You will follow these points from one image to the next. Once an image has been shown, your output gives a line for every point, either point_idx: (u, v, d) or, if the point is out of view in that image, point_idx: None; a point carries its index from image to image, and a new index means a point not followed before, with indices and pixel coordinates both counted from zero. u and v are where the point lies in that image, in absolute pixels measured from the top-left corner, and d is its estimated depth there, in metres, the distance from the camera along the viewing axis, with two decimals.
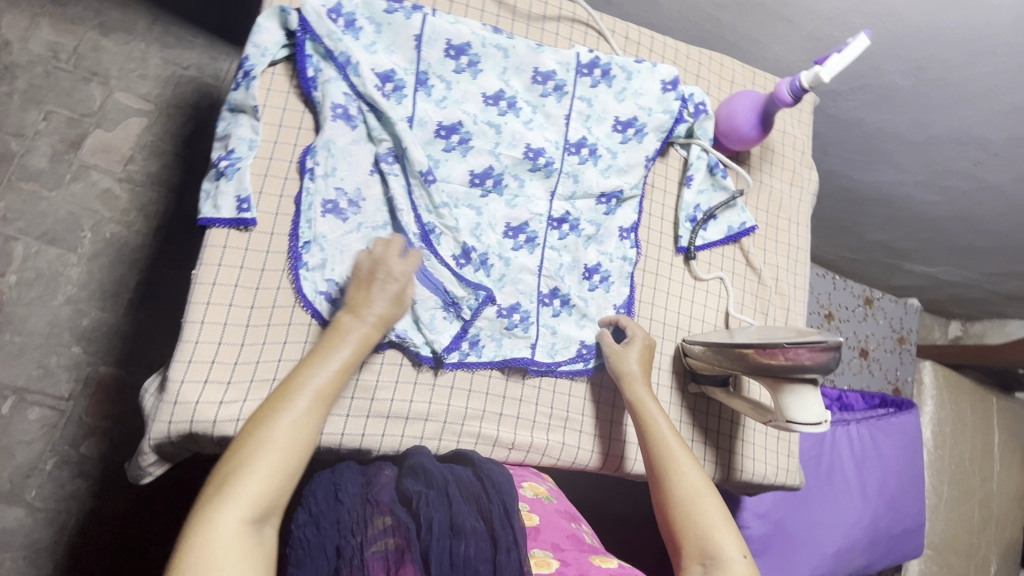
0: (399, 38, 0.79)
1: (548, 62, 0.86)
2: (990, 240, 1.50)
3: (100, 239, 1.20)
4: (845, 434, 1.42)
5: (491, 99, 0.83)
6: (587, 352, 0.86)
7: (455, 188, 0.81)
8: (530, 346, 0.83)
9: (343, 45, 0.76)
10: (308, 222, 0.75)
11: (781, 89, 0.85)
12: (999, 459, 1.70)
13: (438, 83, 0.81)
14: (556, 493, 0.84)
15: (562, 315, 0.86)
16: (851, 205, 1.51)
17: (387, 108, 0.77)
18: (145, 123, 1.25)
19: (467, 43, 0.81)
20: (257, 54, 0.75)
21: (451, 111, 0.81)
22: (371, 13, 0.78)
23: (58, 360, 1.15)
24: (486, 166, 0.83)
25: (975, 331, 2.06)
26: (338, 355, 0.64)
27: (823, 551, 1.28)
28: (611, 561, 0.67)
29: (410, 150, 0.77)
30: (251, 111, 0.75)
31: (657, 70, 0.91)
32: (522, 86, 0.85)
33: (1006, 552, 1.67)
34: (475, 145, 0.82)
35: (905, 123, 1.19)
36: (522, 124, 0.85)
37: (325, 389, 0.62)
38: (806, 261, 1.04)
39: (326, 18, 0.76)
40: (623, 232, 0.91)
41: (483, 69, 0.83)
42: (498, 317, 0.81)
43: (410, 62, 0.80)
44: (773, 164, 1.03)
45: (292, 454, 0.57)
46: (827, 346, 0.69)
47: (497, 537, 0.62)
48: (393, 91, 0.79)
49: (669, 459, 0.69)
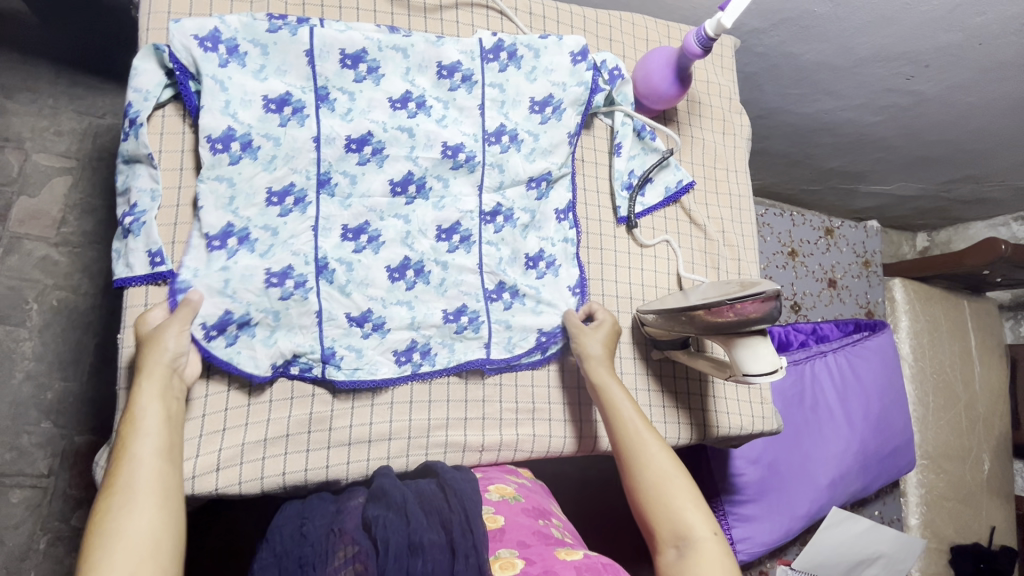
0: (289, 57, 0.75)
1: (450, 53, 0.82)
2: (938, 148, 1.50)
3: (48, 308, 1.15)
4: (823, 366, 1.43)
5: (398, 103, 0.80)
6: (546, 340, 0.84)
7: (377, 202, 0.79)
8: (484, 345, 0.82)
9: (227, 79, 0.72)
10: (191, 271, 0.70)
11: (689, 41, 0.84)
12: (977, 358, 1.74)
13: (340, 95, 0.78)
14: (525, 490, 0.80)
15: (515, 306, 0.85)
16: (798, 139, 1.51)
17: (201, 163, 0.72)
18: (70, 180, 1.20)
19: (363, 49, 0.78)
20: (139, 100, 0.72)
21: (358, 123, 0.78)
22: (253, 35, 0.73)
23: (30, 439, 1.12)
24: (405, 172, 0.80)
25: (941, 240, 2.09)
26: (143, 429, 0.60)
27: (817, 483, 1.31)
28: (576, 552, 0.64)
29: (205, 210, 0.72)
30: (146, 159, 0.72)
31: (564, 41, 0.87)
32: (429, 83, 0.82)
33: (998, 449, 1.72)
34: (390, 153, 0.79)
35: (832, 50, 1.18)
36: (435, 122, 0.82)
37: (136, 472, 0.57)
38: (749, 209, 1.04)
39: (199, 49, 0.71)
40: (559, 214, 0.89)
41: (386, 73, 0.80)
42: (445, 323, 0.81)
43: (305, 79, 0.76)
44: (701, 117, 1.02)
45: (137, 548, 0.52)
46: (767, 296, 0.70)
47: (456, 545, 0.59)
48: (227, 154, 0.72)
49: (638, 444, 0.72)
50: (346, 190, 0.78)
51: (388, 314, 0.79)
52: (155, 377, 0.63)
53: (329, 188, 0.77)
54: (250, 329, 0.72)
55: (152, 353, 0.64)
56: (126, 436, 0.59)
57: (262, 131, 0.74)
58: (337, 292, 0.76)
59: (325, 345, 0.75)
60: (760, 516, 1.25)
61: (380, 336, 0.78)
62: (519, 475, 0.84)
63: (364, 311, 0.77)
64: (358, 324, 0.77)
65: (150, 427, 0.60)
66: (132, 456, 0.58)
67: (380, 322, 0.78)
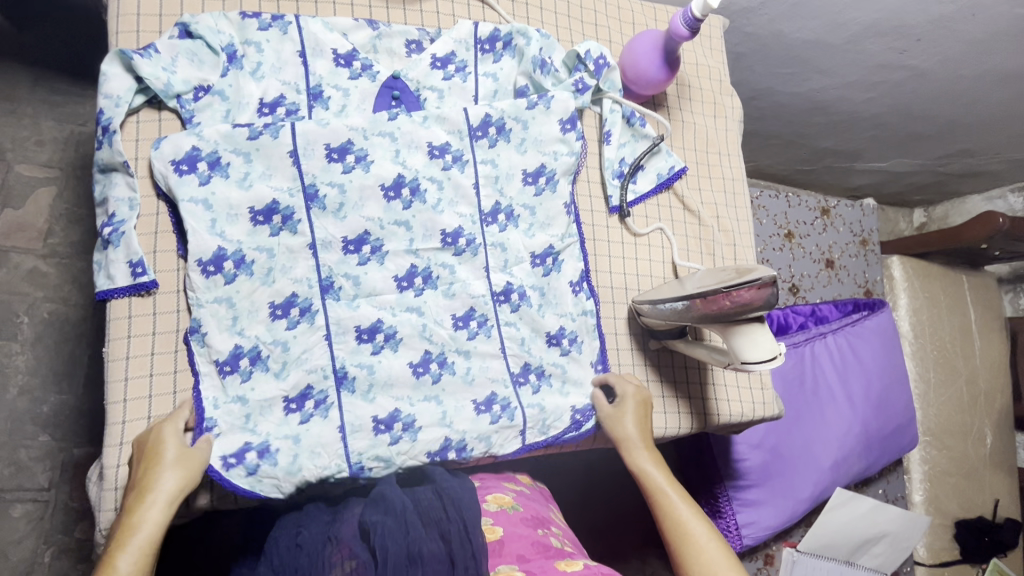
0: (273, 160, 0.72)
1: (438, 134, 0.80)
2: (933, 123, 1.48)
3: (38, 321, 1.13)
4: (823, 347, 1.42)
5: (391, 189, 0.76)
6: (581, 417, 0.81)
7: (386, 299, 0.76)
8: (519, 434, 0.79)
9: (211, 195, 0.70)
10: (209, 401, 0.68)
11: (675, 23, 0.81)
12: (978, 334, 1.73)
13: (330, 190, 0.74)
14: (524, 499, 0.81)
15: (543, 388, 0.82)
16: (792, 119, 1.49)
17: (195, 289, 0.69)
18: (54, 191, 1.17)
19: (348, 141, 0.75)
20: (110, 106, 0.69)
21: (352, 221, 0.75)
22: (234, 144, 0.71)
23: (28, 453, 1.10)
24: (408, 266, 0.77)
25: (938, 215, 2.07)
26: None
27: (820, 465, 1.31)
28: (576, 563, 0.66)
29: (208, 334, 0.69)
30: (121, 167, 0.70)
31: (551, 109, 0.84)
32: (421, 163, 0.79)
33: (1000, 423, 1.72)
34: (389, 249, 0.76)
35: (824, 26, 1.15)
36: (431, 208, 0.78)
37: None
38: (743, 193, 1.03)
39: (176, 174, 0.69)
40: (575, 286, 0.86)
41: (375, 160, 0.76)
42: (479, 415, 0.77)
43: (292, 180, 0.73)
44: (692, 101, 1.00)
45: None
46: (763, 283, 0.68)
47: (454, 557, 0.61)
48: (220, 275, 0.69)
49: (683, 536, 0.70)
50: (351, 292, 0.74)
51: (417, 411, 0.75)
52: (146, 514, 0.58)
53: (333, 293, 0.73)
54: (270, 457, 0.68)
55: (150, 483, 0.60)
56: None
57: (253, 245, 0.71)
58: (360, 400, 0.73)
59: (352, 462, 0.71)
60: (764, 502, 1.25)
61: (411, 437, 0.74)
62: (516, 483, 0.85)
63: (392, 413, 0.74)
64: (386, 427, 0.73)
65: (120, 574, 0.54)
66: None
67: (409, 421, 0.74)
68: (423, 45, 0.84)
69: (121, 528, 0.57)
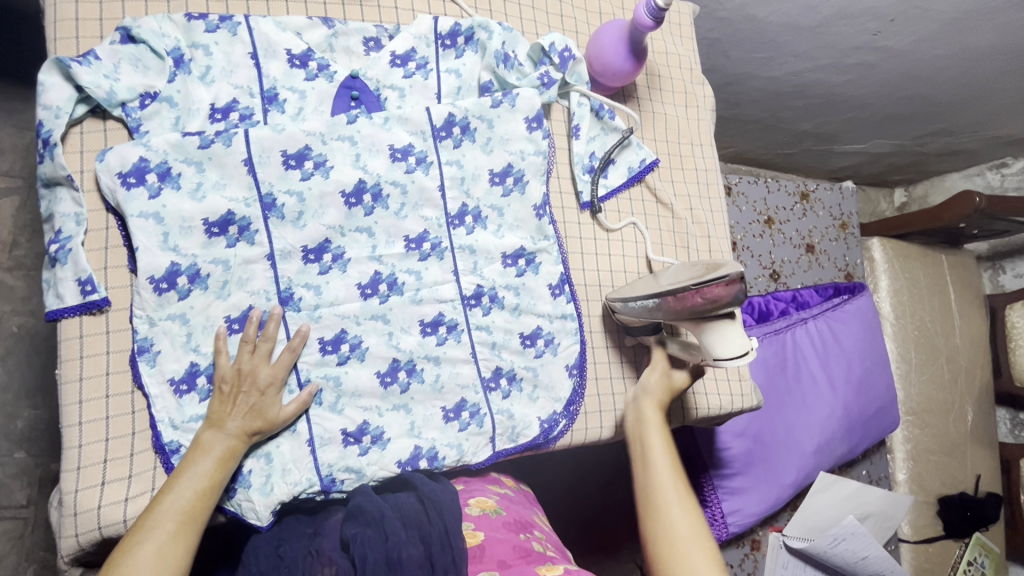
0: (227, 169, 0.70)
1: (401, 136, 0.77)
2: (910, 103, 1.47)
3: (8, 334, 1.10)
4: (803, 333, 1.42)
5: (353, 196, 0.74)
6: (548, 426, 0.81)
7: (349, 308, 0.74)
8: (489, 440, 0.79)
9: (162, 208, 0.67)
10: (168, 422, 0.67)
11: (638, 13, 0.79)
12: (957, 312, 1.75)
13: (288, 199, 0.72)
14: (506, 501, 0.79)
15: (513, 393, 0.81)
16: (768, 104, 1.47)
17: (147, 306, 0.67)
18: (17, 201, 1.13)
19: (305, 146, 0.72)
20: (50, 117, 0.66)
21: (312, 229, 0.72)
22: (184, 154, 0.68)
23: (3, 470, 1.08)
24: (372, 273, 0.75)
25: (917, 194, 2.07)
26: (187, 482, 0.60)
27: (804, 451, 1.32)
28: (556, 568, 0.67)
29: (161, 353, 0.67)
30: (66, 181, 0.67)
31: (517, 106, 0.82)
32: (382, 167, 0.76)
33: (981, 399, 1.74)
34: (351, 257, 0.74)
35: (796, 9, 1.14)
36: (394, 214, 0.77)
37: (166, 519, 0.58)
38: (717, 183, 1.02)
39: (123, 188, 0.66)
40: (554, 289, 0.84)
41: (334, 165, 0.74)
42: (448, 423, 0.77)
43: (248, 190, 0.70)
44: (662, 90, 0.99)
45: None
46: (731, 279, 0.67)
47: (434, 561, 0.61)
48: (174, 291, 0.67)
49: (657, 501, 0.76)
50: (312, 303, 0.72)
51: (386, 423, 0.74)
52: (230, 431, 0.64)
53: (293, 304, 0.72)
54: (243, 479, 0.67)
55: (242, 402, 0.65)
56: (172, 484, 0.60)
57: (208, 258, 0.69)
58: (328, 412, 0.72)
59: (323, 475, 0.70)
60: (750, 489, 1.26)
61: (380, 448, 0.73)
62: (501, 485, 0.84)
63: (361, 425, 0.73)
64: (356, 439, 0.72)
65: (201, 469, 0.61)
66: (171, 502, 0.59)
67: (378, 433, 0.73)
68: (382, 42, 0.81)
69: (207, 437, 0.63)
